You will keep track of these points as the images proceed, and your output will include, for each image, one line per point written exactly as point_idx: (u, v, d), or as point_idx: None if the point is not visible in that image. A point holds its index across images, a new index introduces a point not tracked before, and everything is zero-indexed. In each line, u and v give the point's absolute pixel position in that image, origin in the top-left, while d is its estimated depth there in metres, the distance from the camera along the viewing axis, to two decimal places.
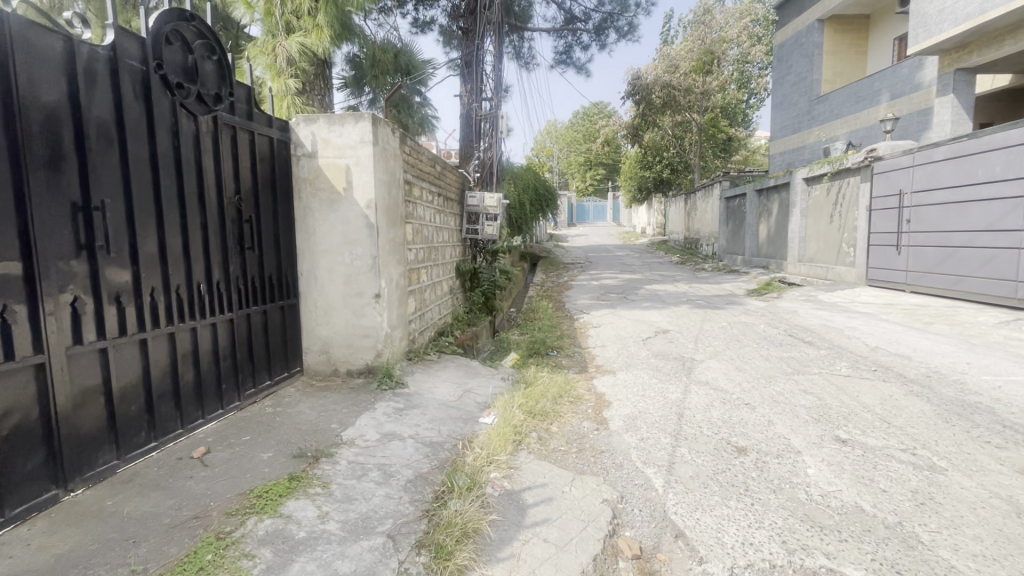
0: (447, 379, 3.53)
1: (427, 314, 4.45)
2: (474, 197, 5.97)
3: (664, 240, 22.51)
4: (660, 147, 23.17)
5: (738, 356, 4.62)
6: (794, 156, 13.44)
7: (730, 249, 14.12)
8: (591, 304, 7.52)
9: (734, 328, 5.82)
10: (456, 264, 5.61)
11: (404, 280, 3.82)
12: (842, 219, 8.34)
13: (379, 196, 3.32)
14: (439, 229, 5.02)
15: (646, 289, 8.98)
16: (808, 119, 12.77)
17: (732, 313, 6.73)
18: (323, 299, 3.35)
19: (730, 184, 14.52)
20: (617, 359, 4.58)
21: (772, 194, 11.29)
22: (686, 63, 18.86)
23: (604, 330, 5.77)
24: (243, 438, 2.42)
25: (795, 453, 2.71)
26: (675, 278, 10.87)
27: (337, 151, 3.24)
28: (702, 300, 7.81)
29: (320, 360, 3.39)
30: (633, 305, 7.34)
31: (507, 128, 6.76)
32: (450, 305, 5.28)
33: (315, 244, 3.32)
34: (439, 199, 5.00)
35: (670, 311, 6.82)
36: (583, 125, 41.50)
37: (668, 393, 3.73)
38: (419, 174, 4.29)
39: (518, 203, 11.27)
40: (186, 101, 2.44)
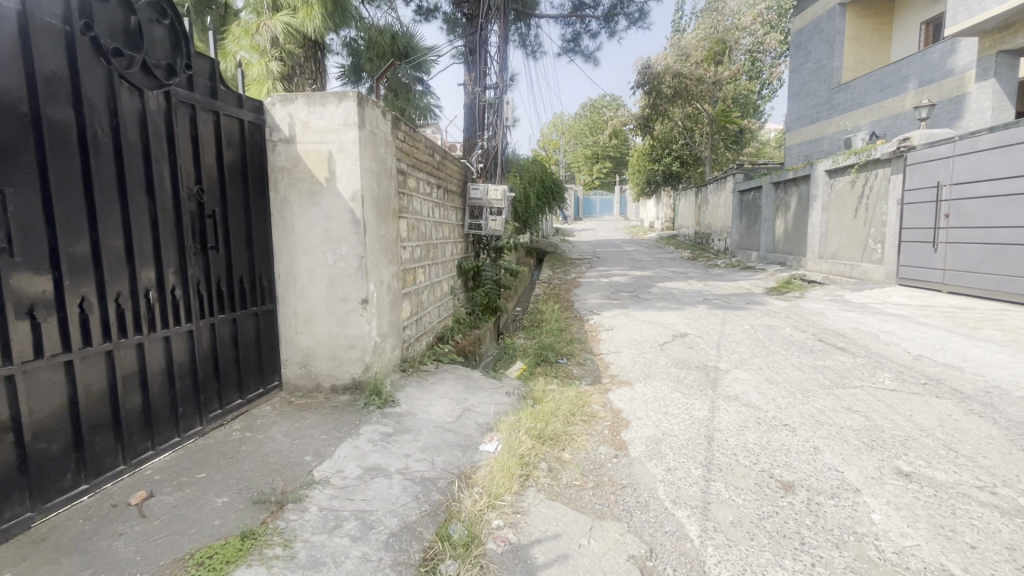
0: (444, 395, 3.12)
1: (424, 318, 4.05)
2: (476, 189, 5.55)
3: (674, 235, 21.97)
4: (670, 139, 22.57)
5: (767, 365, 4.19)
6: (812, 148, 12.89)
7: (744, 244, 13.61)
8: (601, 304, 7.09)
9: (758, 332, 5.39)
10: (457, 262, 5.24)
11: (397, 282, 3.42)
12: (869, 214, 7.85)
13: (367, 187, 2.91)
14: (438, 224, 4.61)
15: (659, 287, 8.54)
16: (828, 108, 12.21)
17: (753, 314, 6.28)
18: (303, 305, 2.95)
19: (744, 177, 13.98)
20: (634, 369, 4.16)
21: (790, 188, 10.77)
22: (698, 52, 18.25)
23: (618, 334, 5.35)
24: (197, 476, 2.04)
25: (852, 492, 2.29)
26: (688, 275, 10.40)
27: (318, 136, 2.83)
28: (720, 300, 7.36)
29: (302, 374, 3.01)
30: (647, 305, 6.91)
31: (512, 116, 6.32)
32: (450, 306, 4.89)
33: (294, 243, 2.92)
34: (438, 191, 4.59)
35: (687, 312, 6.38)
36: (590, 117, 40.81)
37: (694, 410, 3.31)
38: (415, 163, 3.87)
39: (524, 197, 10.83)
40: (128, 72, 2.04)
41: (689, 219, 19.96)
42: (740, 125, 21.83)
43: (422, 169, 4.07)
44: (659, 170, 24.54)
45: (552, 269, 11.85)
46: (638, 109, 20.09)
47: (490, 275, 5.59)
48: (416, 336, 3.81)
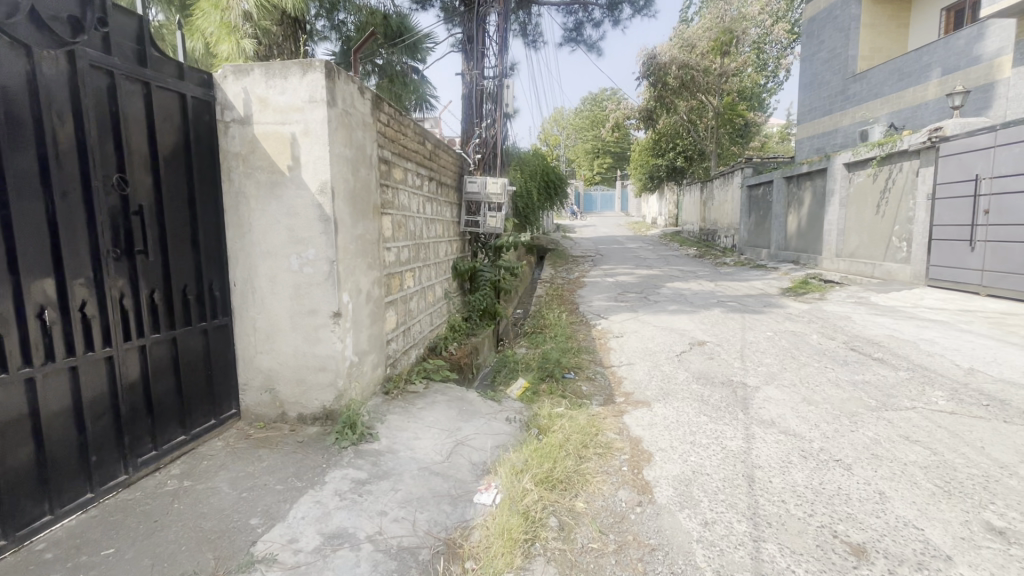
0: (434, 425, 2.64)
1: (412, 329, 3.57)
2: (472, 182, 5.06)
3: (677, 231, 21.49)
4: (674, 134, 22.03)
5: (801, 380, 3.72)
6: (824, 141, 12.39)
7: (753, 242, 13.11)
8: (608, 306, 6.60)
9: (782, 339, 4.92)
10: (452, 263, 4.77)
11: (379, 289, 2.94)
12: (893, 210, 7.36)
13: (339, 178, 2.42)
14: (430, 221, 4.12)
15: (668, 287, 8.06)
16: (841, 100, 11.72)
17: (774, 319, 5.81)
18: (264, 319, 2.48)
19: (752, 171, 13.46)
20: (651, 385, 3.69)
21: (804, 182, 10.27)
22: (704, 42, 17.66)
23: (629, 342, 4.87)
24: (101, 555, 1.57)
25: (944, 561, 1.82)
26: (697, 273, 9.91)
27: (279, 115, 2.34)
28: (734, 301, 6.88)
29: (264, 401, 2.53)
30: (656, 307, 6.43)
31: (512, 102, 5.78)
32: (443, 313, 4.41)
33: (252, 245, 2.44)
34: (429, 184, 4.09)
35: (702, 316, 5.90)
36: (591, 111, 40.21)
37: (725, 439, 2.84)
38: (401, 151, 3.37)
39: (525, 191, 10.34)
40: (6, 25, 1.56)
41: (693, 215, 19.46)
42: (745, 119, 21.28)
43: (411, 158, 3.57)
44: (662, 166, 24.01)
45: (554, 268, 11.37)
46: (641, 102, 19.55)
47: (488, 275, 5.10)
48: (402, 350, 3.33)
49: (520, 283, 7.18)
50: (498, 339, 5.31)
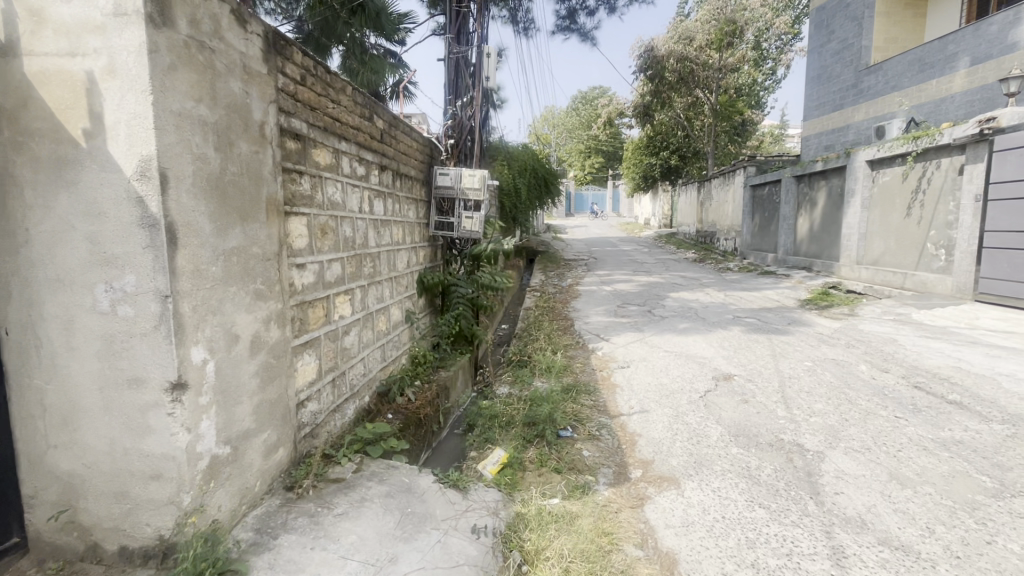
0: (355, 555, 1.65)
1: (346, 374, 2.58)
2: (444, 174, 4.04)
3: (673, 233, 20.69)
4: (669, 131, 21.21)
5: (874, 441, 2.78)
6: (833, 139, 11.57)
7: (757, 245, 12.27)
8: (607, 323, 5.65)
9: (822, 370, 4.02)
10: (416, 277, 3.84)
11: (280, 330, 1.94)
12: (927, 212, 6.51)
13: (181, 154, 1.42)
14: (383, 224, 3.13)
15: (673, 298, 7.16)
16: (853, 94, 10.91)
17: (805, 341, 4.91)
18: (58, 392, 1.46)
19: (756, 171, 12.61)
20: (677, 450, 2.72)
21: (817, 181, 9.43)
22: (703, 35, 16.82)
23: (637, 375, 3.93)
24: None
25: None
26: (701, 281, 9.02)
27: (65, 41, 1.33)
28: (752, 316, 5.98)
29: (62, 526, 1.52)
30: (662, 325, 5.48)
31: (493, 73, 4.51)
32: (400, 344, 3.43)
33: (32, 267, 1.42)
34: (381, 175, 3.08)
35: (718, 337, 4.98)
36: (583, 109, 39.35)
37: (803, 557, 1.89)
38: (328, 125, 2.34)
39: (514, 189, 9.32)
40: None
41: (690, 216, 18.64)
42: (742, 117, 20.50)
43: (348, 137, 2.58)
44: (657, 164, 23.17)
45: (545, 273, 10.43)
46: (636, 97, 18.69)
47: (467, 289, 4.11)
48: (325, 408, 2.34)
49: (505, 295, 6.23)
50: (476, 369, 4.36)
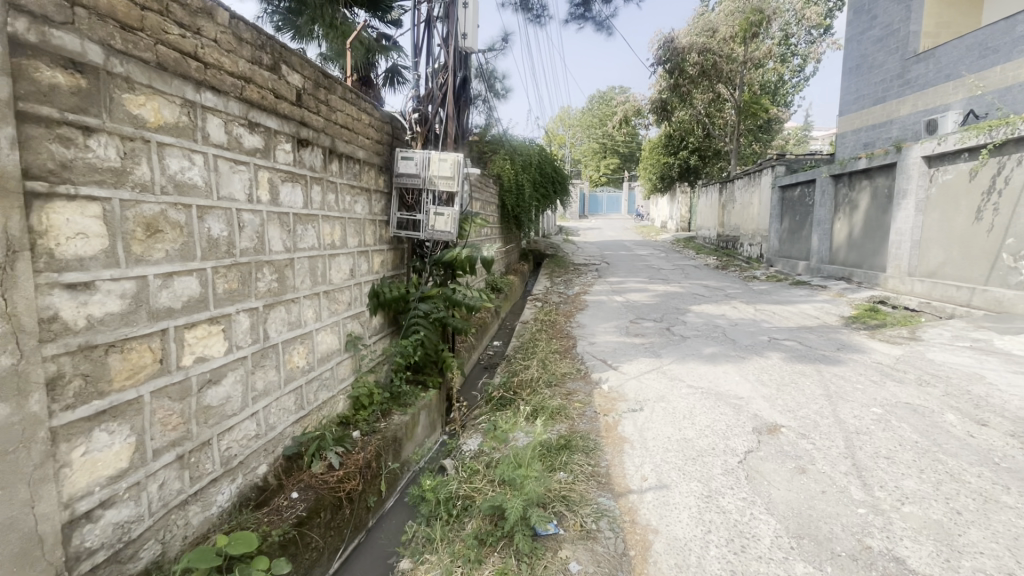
0: None
1: (211, 444, 1.71)
2: (407, 158, 3.18)
3: (691, 237, 19.63)
4: (688, 130, 20.16)
5: (1018, 559, 1.82)
6: (874, 135, 10.44)
7: (785, 252, 11.20)
8: (617, 344, 4.73)
9: (897, 420, 3.05)
10: (370, 292, 3.03)
11: (7, 406, 1.07)
12: (1003, 216, 5.47)
13: None
14: (298, 221, 2.27)
15: (694, 312, 6.22)
16: (898, 85, 9.81)
17: (863, 374, 3.94)
18: None
19: (785, 171, 11.55)
20: (713, 566, 1.80)
21: (860, 181, 8.38)
22: (727, 26, 15.78)
23: (652, 423, 3.02)
24: None
25: None
26: (725, 291, 8.03)
27: None
28: (791, 338, 5.01)
29: None
30: (682, 348, 4.54)
31: (474, 31, 3.57)
32: (329, 384, 2.56)
33: None
34: (297, 151, 2.23)
35: (751, 366, 4.04)
36: (598, 108, 38.33)
37: None
38: (166, 60, 1.48)
39: (515, 187, 8.41)
40: None
41: (710, 219, 17.54)
42: (767, 115, 19.34)
43: (221, 89, 1.72)
44: (675, 165, 22.09)
45: (551, 279, 9.53)
46: (654, 93, 17.70)
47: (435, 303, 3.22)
48: (153, 511, 1.48)
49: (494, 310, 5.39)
50: (446, 407, 3.47)
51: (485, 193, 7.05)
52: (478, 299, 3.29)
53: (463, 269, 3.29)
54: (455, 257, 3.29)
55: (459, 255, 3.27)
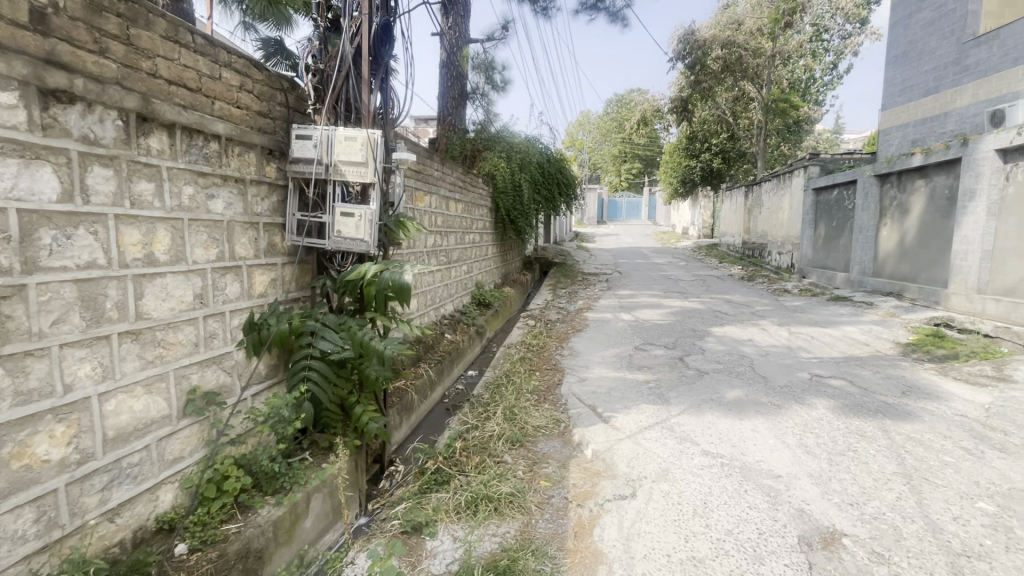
0: None
1: None
2: (305, 137, 2.29)
3: (714, 245, 18.44)
4: (711, 130, 19.02)
5: None
6: (924, 130, 9.21)
7: (819, 261, 10.04)
8: (613, 381, 3.76)
9: (1020, 526, 2.02)
10: (249, 321, 2.19)
11: None
12: None
13: None
14: (47, 223, 1.39)
15: (715, 336, 5.20)
16: (954, 72, 8.58)
17: (947, 435, 2.88)
18: None
19: (819, 171, 10.48)
20: None
21: (914, 180, 7.25)
22: (754, 18, 14.65)
23: (647, 522, 2.06)
24: None
25: None
26: (751, 308, 6.98)
27: None
28: (838, 375, 3.96)
29: None
30: (696, 390, 3.55)
31: None
32: (134, 474, 1.67)
33: None
34: (39, 106, 1.36)
35: (789, 420, 3.03)
36: (618, 111, 37.31)
37: None
38: None
39: (512, 188, 7.50)
40: None
41: (734, 225, 16.34)
42: (797, 114, 18.04)
43: None
44: (697, 168, 20.92)
45: (553, 291, 8.58)
46: (675, 91, 16.67)
47: (336, 345, 2.26)
48: None
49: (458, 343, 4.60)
50: (377, 467, 2.75)
51: (472, 194, 6.18)
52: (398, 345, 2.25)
53: (372, 302, 2.22)
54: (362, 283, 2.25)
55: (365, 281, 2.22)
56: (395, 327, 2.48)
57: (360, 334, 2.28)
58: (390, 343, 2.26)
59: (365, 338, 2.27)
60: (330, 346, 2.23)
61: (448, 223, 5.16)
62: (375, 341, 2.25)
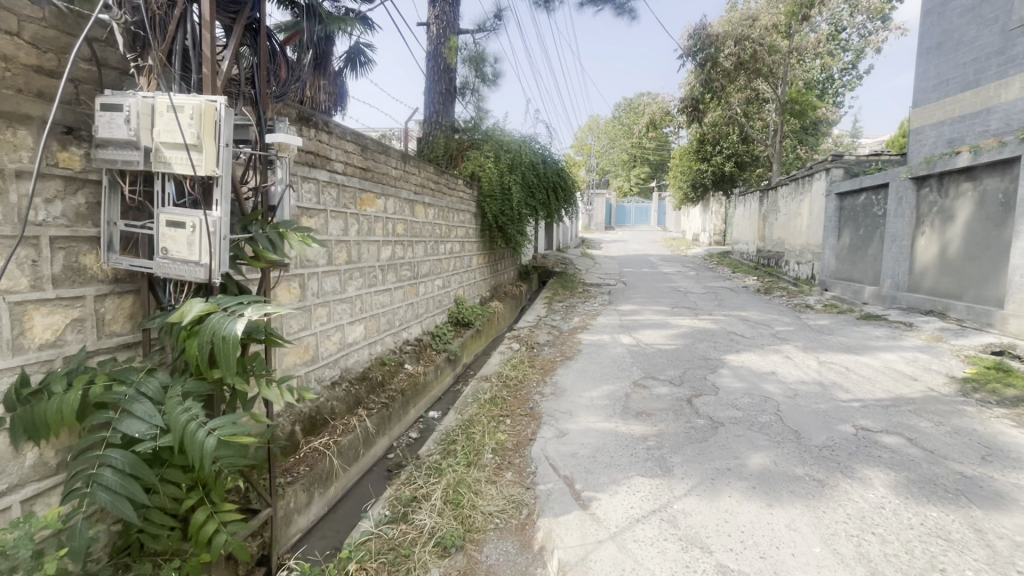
0: None
1: None
2: (112, 106, 1.49)
3: (726, 252, 17.52)
4: (723, 133, 18.11)
5: None
6: (963, 128, 8.28)
7: (843, 272, 9.15)
8: (601, 435, 2.94)
9: None
10: (6, 396, 1.39)
11: None
12: None
13: None
14: None
15: (731, 367, 4.36)
16: (999, 63, 7.66)
17: None
18: None
19: (843, 175, 9.61)
20: None
21: (959, 184, 6.38)
22: (769, 12, 13.76)
23: None
24: None
25: None
26: (771, 329, 6.11)
27: None
28: (890, 427, 3.11)
29: None
30: (708, 452, 2.72)
31: None
32: None
33: None
34: None
35: (838, 509, 2.19)
36: (626, 115, 36.46)
37: None
38: None
39: (500, 191, 6.72)
40: None
41: (748, 231, 15.41)
42: (814, 115, 17.09)
43: None
44: (708, 172, 20.02)
45: (548, 305, 7.76)
46: (685, 91, 15.79)
47: (148, 428, 1.45)
48: None
49: (419, 377, 3.85)
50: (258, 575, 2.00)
51: (450, 197, 5.42)
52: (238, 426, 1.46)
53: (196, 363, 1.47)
54: (183, 333, 1.48)
55: (184, 331, 1.47)
56: (260, 394, 1.70)
57: (183, 413, 1.46)
58: (224, 427, 1.46)
59: (188, 418, 1.45)
60: (136, 430, 1.43)
61: (415, 232, 4.42)
62: (198, 422, 1.44)
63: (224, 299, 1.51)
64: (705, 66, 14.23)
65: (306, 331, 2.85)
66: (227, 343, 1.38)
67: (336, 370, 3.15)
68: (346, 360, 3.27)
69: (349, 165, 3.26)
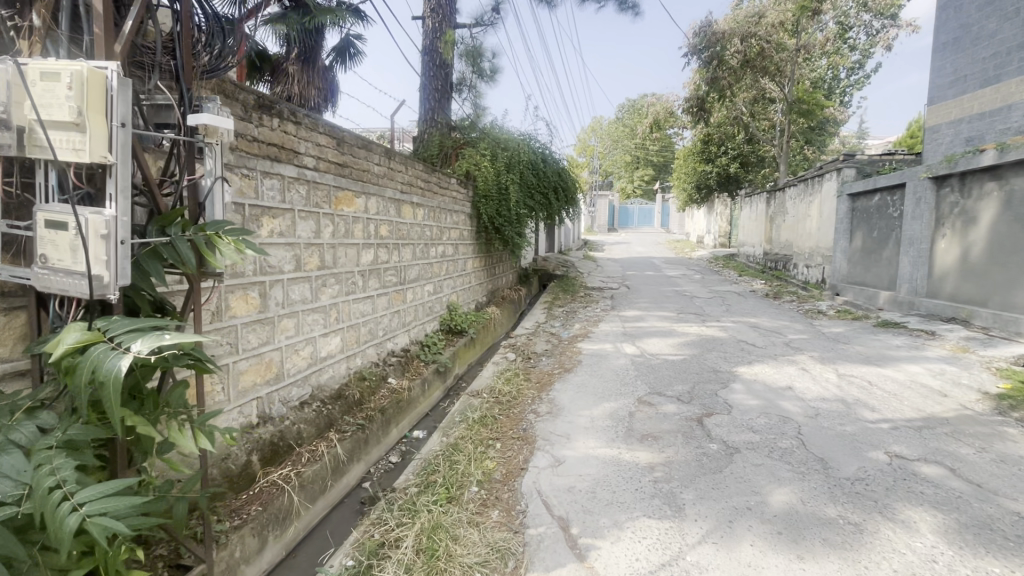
0: None
1: None
2: None
3: (732, 255, 17.15)
4: (728, 133, 17.76)
5: None
6: (983, 126, 7.91)
7: (856, 276, 8.78)
8: (601, 464, 2.60)
9: None
10: None
11: None
12: None
13: None
14: None
15: (743, 382, 4.01)
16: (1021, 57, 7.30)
17: None
18: None
19: (855, 175, 9.25)
20: None
21: (982, 183, 6.03)
22: (777, 8, 13.41)
23: None
24: None
25: None
26: (783, 337, 5.75)
27: None
28: (928, 455, 2.75)
29: None
30: (723, 486, 2.38)
31: None
32: None
33: None
34: None
35: (881, 564, 1.84)
36: (629, 116, 36.13)
37: None
38: None
39: (497, 191, 6.40)
40: None
41: (754, 233, 15.03)
42: (822, 115, 16.72)
43: None
44: (712, 173, 19.67)
45: (548, 311, 7.42)
46: (689, 90, 15.45)
47: (13, 488, 1.11)
48: None
49: (402, 393, 3.53)
50: None
51: (443, 197, 5.10)
52: (119, 496, 1.13)
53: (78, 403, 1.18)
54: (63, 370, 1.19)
55: (64, 364, 1.19)
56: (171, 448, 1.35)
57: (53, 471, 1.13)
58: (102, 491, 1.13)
59: (56, 483, 1.11)
60: None
61: (401, 234, 4.10)
62: (64, 492, 1.09)
63: (117, 323, 1.23)
64: (710, 64, 13.89)
65: (269, 347, 2.54)
66: (109, 384, 1.11)
67: (306, 388, 2.83)
68: (318, 377, 2.95)
69: (322, 160, 2.94)
